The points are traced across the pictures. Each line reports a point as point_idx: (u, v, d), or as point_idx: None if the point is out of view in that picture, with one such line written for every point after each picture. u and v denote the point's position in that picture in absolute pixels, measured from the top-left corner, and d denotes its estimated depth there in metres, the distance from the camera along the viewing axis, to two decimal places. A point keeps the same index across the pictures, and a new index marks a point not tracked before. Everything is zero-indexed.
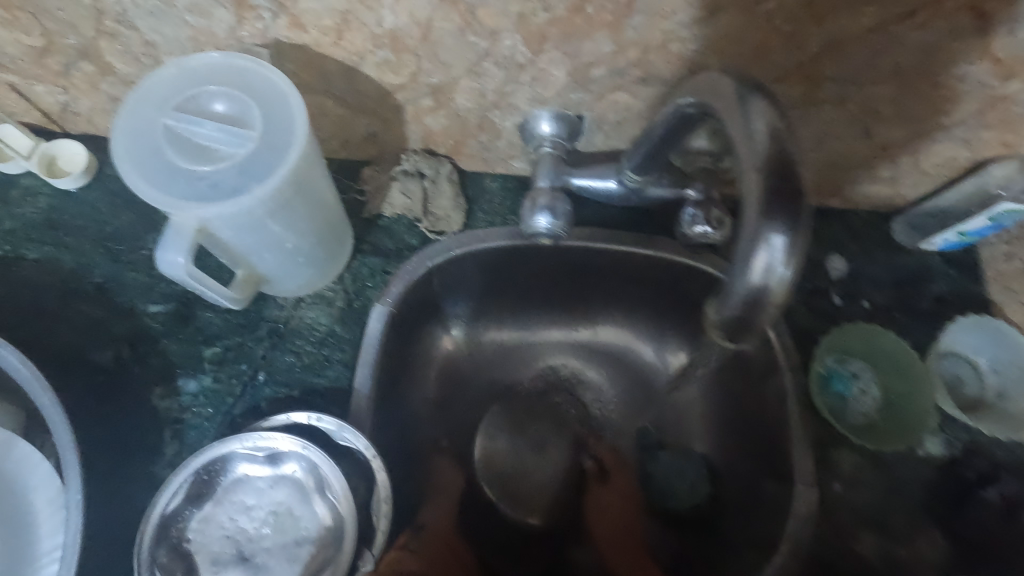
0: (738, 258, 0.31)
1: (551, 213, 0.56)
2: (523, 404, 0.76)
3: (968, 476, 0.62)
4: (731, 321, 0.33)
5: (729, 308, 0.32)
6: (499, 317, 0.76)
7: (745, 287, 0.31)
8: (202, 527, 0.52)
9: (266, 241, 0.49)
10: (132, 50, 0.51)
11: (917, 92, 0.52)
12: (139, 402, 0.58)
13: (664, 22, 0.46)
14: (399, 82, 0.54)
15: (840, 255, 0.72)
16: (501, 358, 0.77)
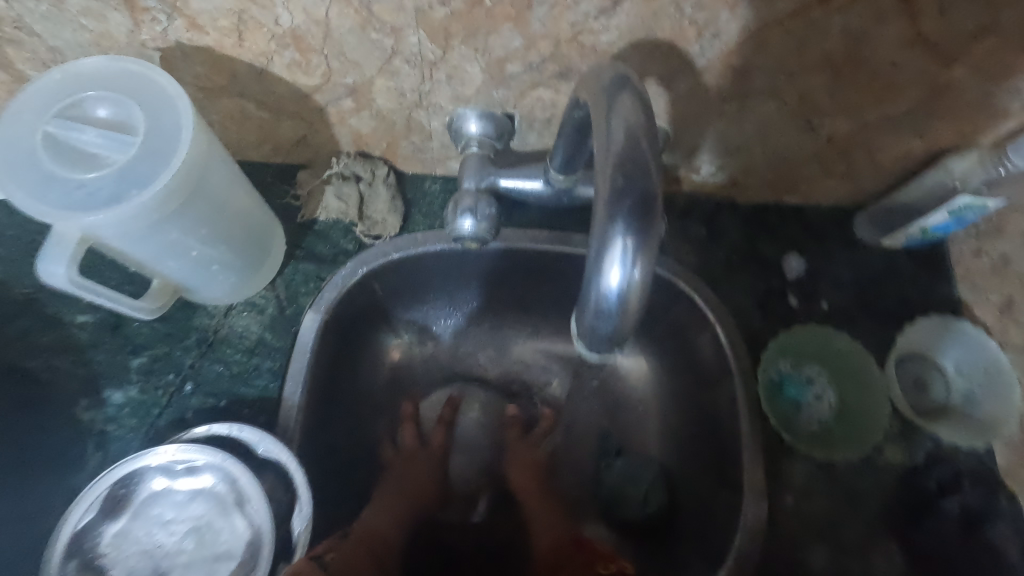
0: (590, 272, 0.32)
1: (473, 215, 0.55)
2: (480, 409, 0.72)
3: (929, 487, 0.58)
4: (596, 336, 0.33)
5: (591, 324, 0.32)
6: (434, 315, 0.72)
7: (603, 294, 0.31)
8: (117, 542, 0.51)
9: (167, 248, 0.48)
10: (38, 57, 0.50)
11: (851, 81, 0.49)
12: (62, 413, 0.57)
13: (568, 13, 0.43)
14: (313, 83, 0.52)
15: (799, 253, 0.68)
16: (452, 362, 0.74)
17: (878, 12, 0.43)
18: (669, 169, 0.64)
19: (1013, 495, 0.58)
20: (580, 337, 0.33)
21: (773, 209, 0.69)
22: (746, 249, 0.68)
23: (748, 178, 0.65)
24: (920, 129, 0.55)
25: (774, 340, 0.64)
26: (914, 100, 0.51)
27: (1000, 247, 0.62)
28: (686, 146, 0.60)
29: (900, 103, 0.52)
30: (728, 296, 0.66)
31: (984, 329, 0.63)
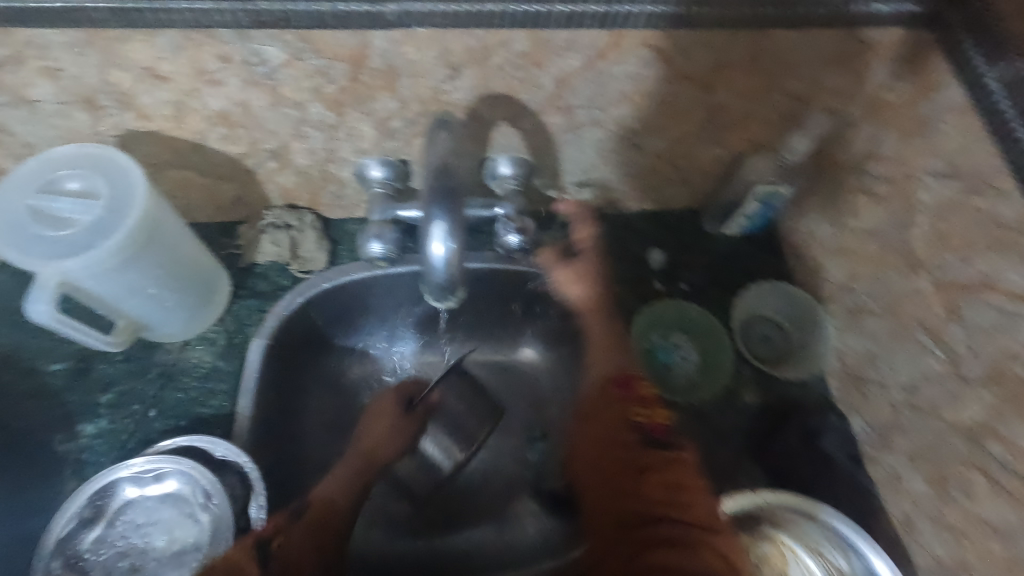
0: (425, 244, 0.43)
1: (380, 240, 0.67)
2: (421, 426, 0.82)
3: (777, 417, 0.73)
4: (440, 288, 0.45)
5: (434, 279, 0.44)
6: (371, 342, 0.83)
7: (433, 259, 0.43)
8: (95, 545, 0.60)
9: (130, 288, 0.60)
10: (15, 150, 0.62)
11: (647, 108, 0.66)
12: (40, 448, 0.65)
13: (426, 81, 0.59)
14: (242, 151, 0.66)
15: (659, 247, 0.84)
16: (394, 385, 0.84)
17: (644, 60, 0.59)
18: (544, 190, 0.80)
19: (844, 413, 0.73)
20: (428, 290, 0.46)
21: (636, 214, 0.86)
22: (617, 249, 0.83)
23: (608, 191, 0.81)
24: (718, 139, 0.72)
25: (640, 317, 0.79)
26: (701, 119, 0.69)
27: (806, 223, 0.79)
28: (550, 171, 0.75)
29: (692, 121, 0.69)
30: (605, 287, 0.81)
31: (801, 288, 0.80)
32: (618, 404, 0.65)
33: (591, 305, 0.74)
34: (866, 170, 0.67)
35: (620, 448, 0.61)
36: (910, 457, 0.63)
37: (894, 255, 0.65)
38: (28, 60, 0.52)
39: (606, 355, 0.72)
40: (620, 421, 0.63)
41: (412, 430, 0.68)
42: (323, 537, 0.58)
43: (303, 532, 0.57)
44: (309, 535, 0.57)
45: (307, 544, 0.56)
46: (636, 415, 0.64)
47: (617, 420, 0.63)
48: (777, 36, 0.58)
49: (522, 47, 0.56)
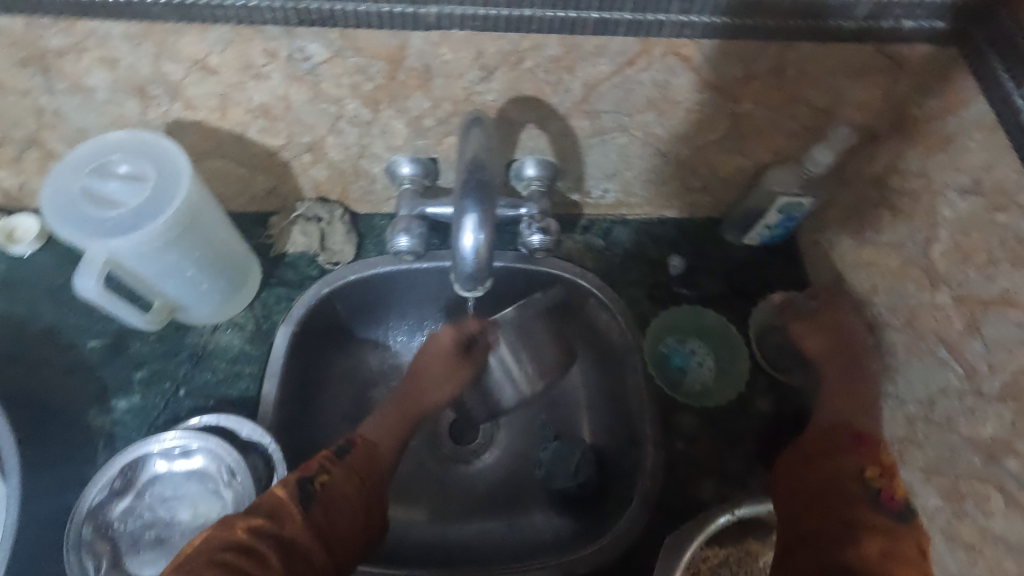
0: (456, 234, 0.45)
1: (408, 234, 0.70)
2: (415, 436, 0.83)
3: (788, 426, 0.74)
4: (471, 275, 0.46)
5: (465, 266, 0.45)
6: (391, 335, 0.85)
7: (465, 248, 0.44)
8: (124, 516, 0.62)
9: (168, 270, 0.63)
10: (68, 134, 0.66)
11: (674, 115, 0.68)
12: (76, 420, 0.68)
13: (459, 82, 0.61)
14: (279, 143, 0.69)
15: (679, 254, 0.85)
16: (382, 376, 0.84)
17: (672, 69, 0.61)
18: (568, 193, 0.81)
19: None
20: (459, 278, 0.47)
21: (657, 221, 0.87)
22: (636, 253, 0.85)
23: (631, 196, 0.83)
24: (741, 149, 0.73)
25: (655, 321, 0.80)
26: (725, 128, 0.70)
27: (826, 236, 0.80)
28: (575, 174, 0.77)
29: (716, 131, 0.70)
30: (624, 290, 0.82)
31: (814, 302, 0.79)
32: (851, 458, 0.60)
33: (816, 337, 0.72)
34: (889, 185, 0.68)
35: (842, 499, 0.57)
36: (925, 472, 0.63)
37: (914, 268, 0.65)
38: (88, 49, 0.55)
39: (860, 414, 0.65)
40: (852, 483, 0.57)
41: (468, 369, 0.76)
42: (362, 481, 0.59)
43: (344, 471, 0.58)
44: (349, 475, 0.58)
45: (348, 484, 0.57)
46: (868, 470, 0.58)
47: (843, 472, 0.59)
48: (804, 49, 0.59)
49: (554, 51, 0.58)
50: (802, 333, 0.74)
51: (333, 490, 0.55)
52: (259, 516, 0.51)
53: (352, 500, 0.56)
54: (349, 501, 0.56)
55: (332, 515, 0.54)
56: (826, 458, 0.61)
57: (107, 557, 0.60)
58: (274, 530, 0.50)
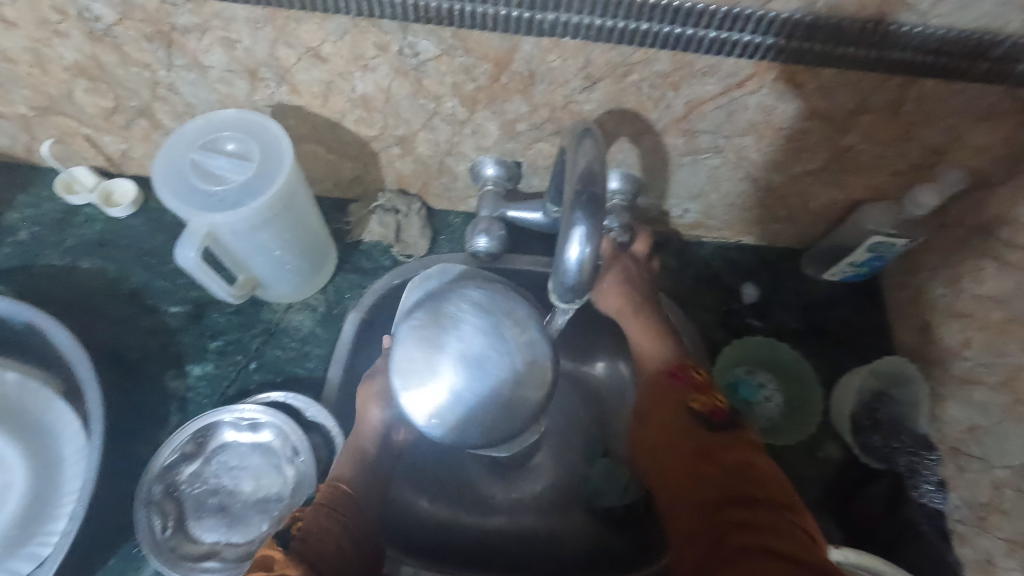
0: (560, 246, 0.45)
1: (487, 235, 0.72)
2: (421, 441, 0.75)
3: (857, 475, 0.71)
4: (569, 291, 0.47)
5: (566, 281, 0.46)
6: None
7: (569, 259, 0.44)
8: (191, 480, 0.64)
9: (258, 247, 0.65)
10: (176, 108, 0.69)
11: (772, 141, 0.66)
12: (153, 381, 0.71)
13: (562, 89, 0.61)
14: (373, 134, 0.70)
15: (754, 282, 0.82)
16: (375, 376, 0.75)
17: (780, 94, 0.59)
18: (646, 210, 0.80)
19: (941, 482, 0.67)
20: (557, 292, 0.47)
21: (734, 247, 0.84)
22: (708, 278, 0.83)
23: (710, 219, 0.81)
24: (838, 182, 0.70)
25: (726, 350, 0.77)
26: (823, 159, 0.67)
27: (916, 280, 0.76)
28: (657, 191, 0.76)
29: (814, 161, 0.68)
30: (694, 313, 0.80)
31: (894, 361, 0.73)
32: (677, 395, 0.62)
33: (637, 316, 0.71)
34: (997, 236, 0.64)
35: (688, 431, 0.57)
36: (1009, 543, 0.60)
37: (1018, 326, 0.61)
38: (212, 29, 0.58)
39: (658, 349, 0.68)
40: (689, 428, 0.57)
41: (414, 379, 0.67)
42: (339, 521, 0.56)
43: (322, 517, 0.55)
44: (328, 519, 0.55)
45: (326, 530, 0.54)
46: (694, 399, 0.60)
47: (682, 421, 0.58)
48: (925, 85, 0.56)
49: (663, 67, 0.57)
50: (632, 326, 0.72)
51: (313, 540, 0.52)
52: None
53: (340, 551, 0.54)
54: (334, 548, 0.53)
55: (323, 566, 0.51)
56: (657, 415, 0.61)
57: (173, 516, 0.62)
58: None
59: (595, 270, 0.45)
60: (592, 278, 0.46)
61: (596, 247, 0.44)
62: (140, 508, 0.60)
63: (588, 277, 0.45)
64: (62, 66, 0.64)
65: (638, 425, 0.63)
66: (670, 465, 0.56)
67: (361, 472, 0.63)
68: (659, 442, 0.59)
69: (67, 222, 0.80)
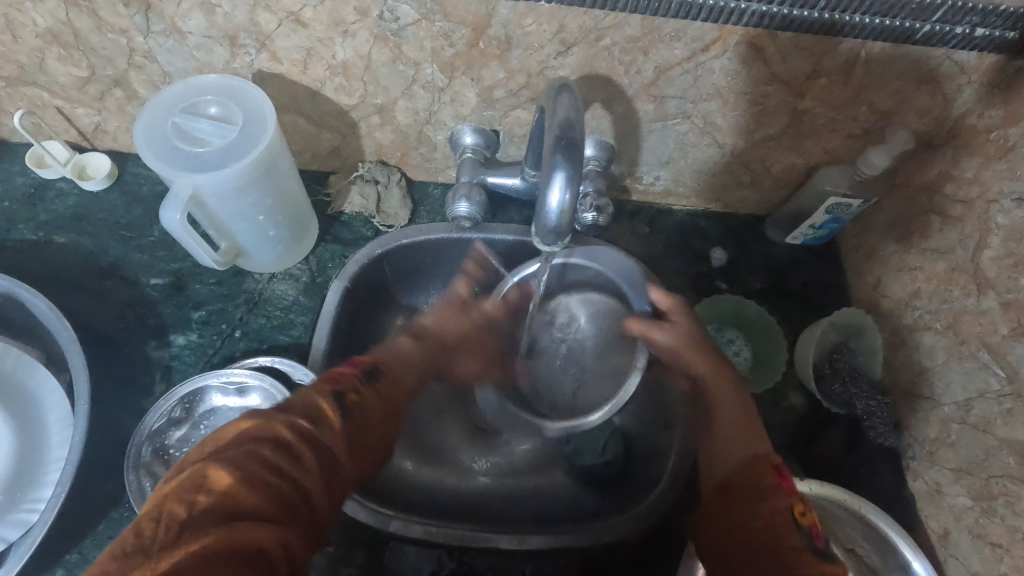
0: (541, 189, 0.47)
1: (468, 201, 0.73)
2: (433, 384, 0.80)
3: (819, 422, 0.75)
4: (550, 233, 0.49)
5: (547, 224, 0.48)
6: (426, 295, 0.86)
7: (548, 203, 0.47)
8: (180, 443, 0.65)
9: (242, 211, 0.66)
10: (152, 77, 0.69)
11: (738, 106, 0.69)
12: (136, 351, 0.71)
13: (537, 54, 0.63)
14: (352, 103, 0.71)
15: (722, 247, 0.86)
16: (364, 345, 0.81)
17: (741, 58, 0.63)
18: (619, 178, 0.83)
19: (895, 425, 0.73)
20: (540, 235, 0.50)
21: (703, 214, 0.88)
22: (679, 243, 0.86)
23: (680, 186, 0.84)
24: (798, 148, 0.75)
25: (696, 310, 0.81)
26: (784, 124, 0.71)
27: (869, 241, 0.81)
28: (629, 159, 0.79)
29: (775, 126, 0.72)
30: (666, 277, 0.84)
31: (849, 312, 0.78)
32: (774, 491, 0.55)
33: (683, 344, 0.69)
34: (941, 192, 0.69)
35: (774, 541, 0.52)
36: (954, 471, 0.65)
37: (961, 274, 0.66)
38: None
39: (754, 437, 0.61)
40: (788, 530, 0.52)
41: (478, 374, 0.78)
42: (386, 409, 0.57)
43: (371, 402, 0.55)
44: (376, 407, 0.55)
45: (370, 414, 0.54)
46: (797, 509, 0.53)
47: (779, 522, 0.53)
48: (874, 48, 0.61)
49: (633, 31, 0.60)
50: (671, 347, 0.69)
51: (357, 420, 0.52)
52: (297, 425, 0.48)
53: (376, 438, 0.54)
54: (370, 433, 0.54)
55: (357, 447, 0.52)
56: (745, 503, 0.56)
57: (163, 480, 0.63)
58: (297, 454, 0.47)
59: (573, 212, 0.48)
60: (571, 221, 0.48)
61: (575, 190, 0.47)
62: (129, 469, 0.61)
63: (567, 217, 0.48)
64: (33, 32, 0.63)
65: (724, 519, 0.56)
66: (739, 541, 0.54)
67: (410, 364, 0.66)
68: (732, 532, 0.55)
69: (38, 196, 0.79)
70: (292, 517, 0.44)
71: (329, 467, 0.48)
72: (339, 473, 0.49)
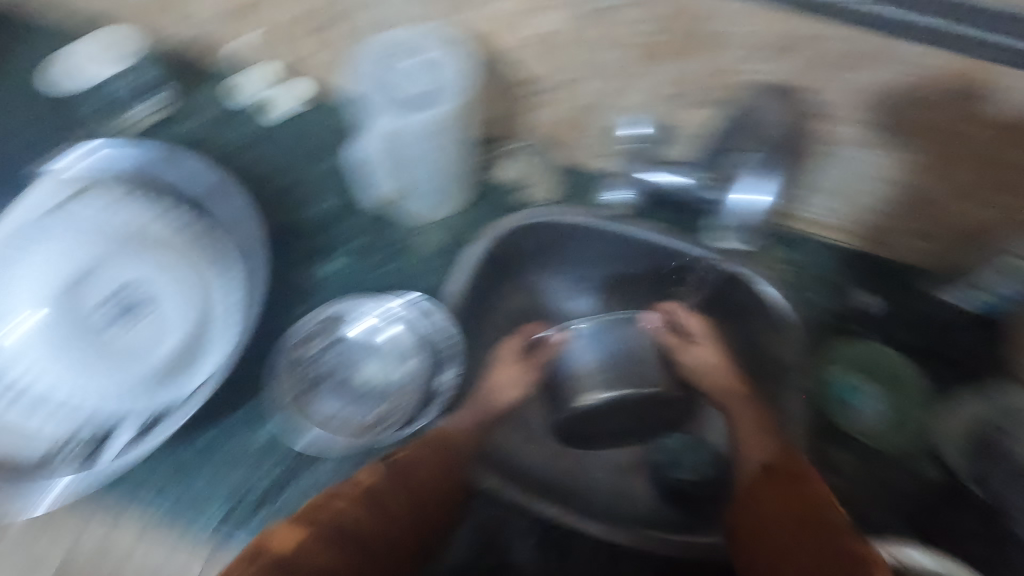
0: None
1: (628, 191, 0.79)
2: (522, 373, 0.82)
3: (951, 496, 0.69)
4: None
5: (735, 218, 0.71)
6: (550, 272, 0.86)
7: None
8: (314, 359, 0.75)
9: (421, 161, 0.74)
10: (365, 20, 0.75)
11: (931, 141, 0.63)
12: (293, 264, 0.78)
13: (736, 53, 0.63)
14: (534, 73, 0.74)
15: (874, 292, 0.79)
16: (484, 309, 0.82)
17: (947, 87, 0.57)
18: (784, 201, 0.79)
19: None
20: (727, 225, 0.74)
21: (860, 255, 0.82)
22: (829, 279, 0.81)
23: (841, 221, 0.80)
24: (989, 201, 0.66)
25: (834, 350, 0.77)
26: (976, 171, 0.64)
27: None
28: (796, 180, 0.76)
29: (964, 172, 0.65)
30: (804, 310, 0.79)
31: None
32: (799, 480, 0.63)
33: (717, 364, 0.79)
34: None
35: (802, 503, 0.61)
36: None
37: None
38: None
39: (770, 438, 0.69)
40: (821, 506, 0.60)
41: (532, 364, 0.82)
42: (443, 457, 0.67)
43: (422, 452, 0.66)
44: (427, 457, 0.66)
45: (422, 465, 0.65)
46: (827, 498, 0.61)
47: (808, 498, 0.61)
48: None
49: (846, 45, 0.58)
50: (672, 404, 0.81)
51: (401, 474, 0.63)
52: (340, 493, 0.59)
53: (433, 486, 0.64)
54: (425, 476, 0.64)
55: (415, 488, 0.63)
56: (784, 484, 0.63)
57: (300, 385, 0.73)
58: (337, 515, 0.57)
59: None
60: None
61: None
62: (271, 373, 0.71)
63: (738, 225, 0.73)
64: None
65: (758, 498, 0.64)
66: (781, 506, 0.61)
67: (467, 438, 0.71)
68: (767, 513, 0.62)
69: (240, 111, 0.88)
70: (334, 558, 0.55)
71: (372, 516, 0.59)
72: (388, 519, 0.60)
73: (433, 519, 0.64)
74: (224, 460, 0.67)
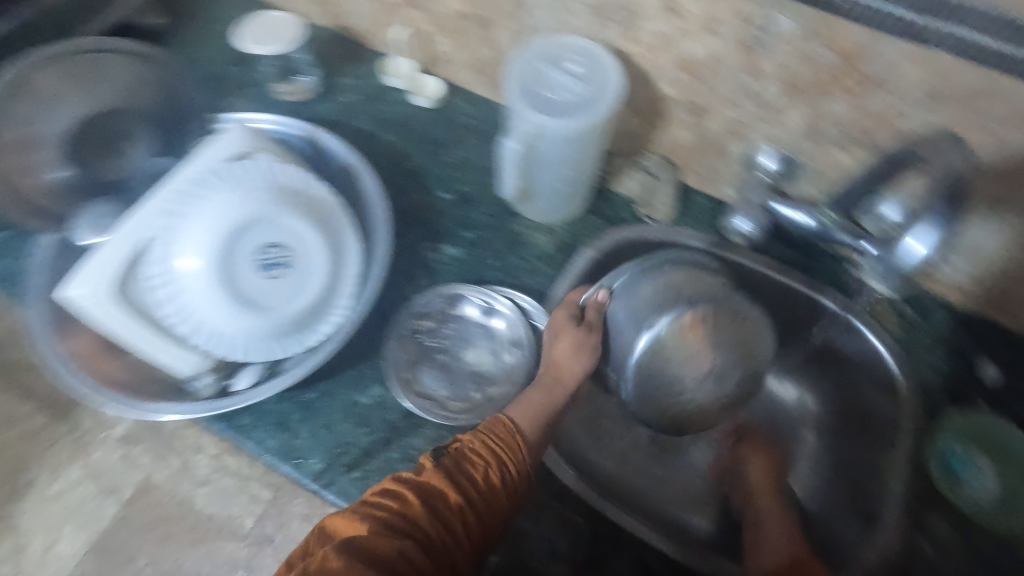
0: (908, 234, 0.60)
1: (750, 221, 0.77)
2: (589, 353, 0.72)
3: None
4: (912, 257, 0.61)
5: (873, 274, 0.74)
6: None
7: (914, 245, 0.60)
8: (427, 334, 0.78)
9: (554, 161, 0.76)
10: (516, 27, 0.78)
11: None
12: (413, 245, 0.82)
13: (896, 100, 0.61)
14: (674, 95, 0.75)
15: (996, 363, 0.76)
16: None
17: None
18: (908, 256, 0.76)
19: None
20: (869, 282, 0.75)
21: (985, 323, 0.78)
22: (948, 343, 0.78)
23: (972, 285, 0.76)
24: None
25: (948, 418, 0.73)
26: None
27: None
28: None
29: None
30: (918, 370, 0.76)
31: None
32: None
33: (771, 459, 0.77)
34: None
35: None
36: None
37: None
38: None
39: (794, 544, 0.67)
40: None
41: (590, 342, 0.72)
42: (501, 452, 0.58)
43: (479, 446, 0.58)
44: (484, 452, 0.57)
45: (476, 460, 0.56)
46: None
47: None
48: None
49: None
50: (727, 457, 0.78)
51: (457, 469, 0.55)
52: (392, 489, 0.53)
53: (493, 488, 0.55)
54: (482, 473, 0.55)
55: (470, 490, 0.54)
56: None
57: (410, 356, 0.76)
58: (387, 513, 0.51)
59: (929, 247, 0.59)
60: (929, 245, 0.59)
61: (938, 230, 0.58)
62: (391, 338, 0.76)
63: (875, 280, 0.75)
64: None
65: None
66: None
67: (533, 430, 0.63)
68: None
69: (381, 98, 0.94)
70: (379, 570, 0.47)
71: (430, 518, 0.51)
72: (445, 520, 0.52)
73: (497, 525, 0.55)
74: (331, 416, 0.71)
